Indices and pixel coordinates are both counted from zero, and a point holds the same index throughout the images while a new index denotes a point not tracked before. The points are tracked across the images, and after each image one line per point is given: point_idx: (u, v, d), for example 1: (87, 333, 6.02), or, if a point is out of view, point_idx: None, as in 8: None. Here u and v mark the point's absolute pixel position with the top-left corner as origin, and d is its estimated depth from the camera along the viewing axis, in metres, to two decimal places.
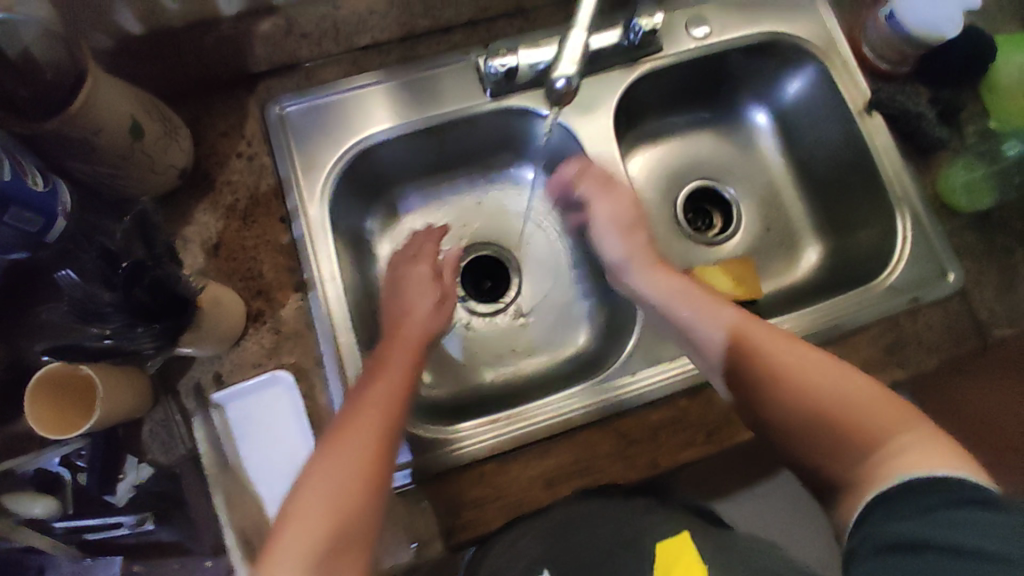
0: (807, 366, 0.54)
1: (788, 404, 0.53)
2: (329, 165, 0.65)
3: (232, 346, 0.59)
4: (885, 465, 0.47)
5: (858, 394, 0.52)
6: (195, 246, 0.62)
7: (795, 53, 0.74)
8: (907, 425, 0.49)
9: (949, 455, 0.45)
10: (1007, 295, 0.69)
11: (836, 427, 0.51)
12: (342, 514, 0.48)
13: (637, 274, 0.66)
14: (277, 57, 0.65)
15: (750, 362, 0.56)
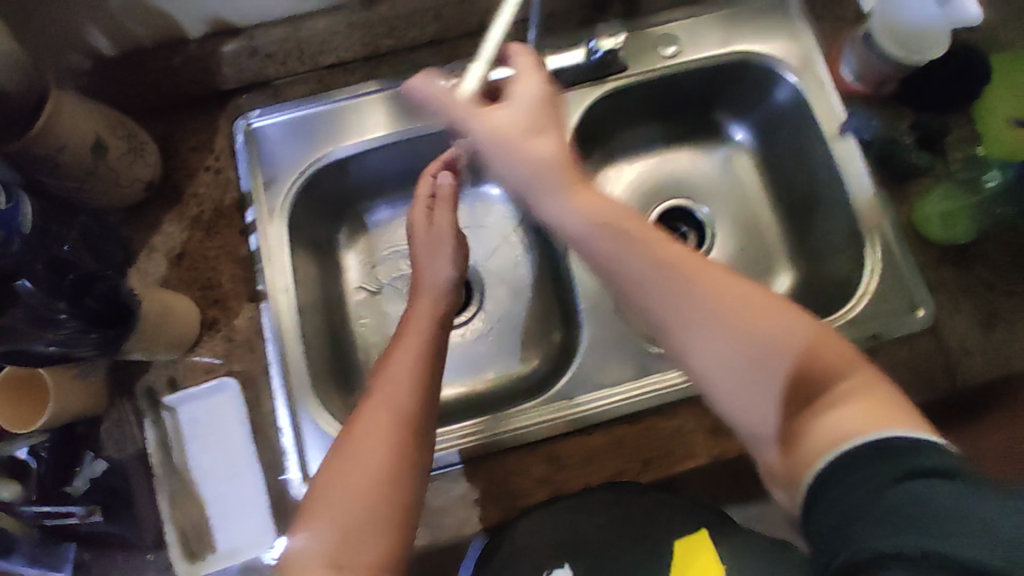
0: (742, 302, 0.47)
1: (725, 346, 0.46)
2: (289, 181, 0.68)
3: (187, 352, 0.63)
4: (833, 426, 0.41)
5: (796, 332, 0.46)
6: (160, 254, 0.65)
7: (766, 72, 0.72)
8: (842, 375, 0.45)
9: (895, 415, 0.40)
10: (982, 333, 0.65)
11: (777, 374, 0.45)
12: (368, 476, 0.50)
13: (547, 195, 0.51)
14: (244, 76, 0.68)
15: (683, 299, 0.47)
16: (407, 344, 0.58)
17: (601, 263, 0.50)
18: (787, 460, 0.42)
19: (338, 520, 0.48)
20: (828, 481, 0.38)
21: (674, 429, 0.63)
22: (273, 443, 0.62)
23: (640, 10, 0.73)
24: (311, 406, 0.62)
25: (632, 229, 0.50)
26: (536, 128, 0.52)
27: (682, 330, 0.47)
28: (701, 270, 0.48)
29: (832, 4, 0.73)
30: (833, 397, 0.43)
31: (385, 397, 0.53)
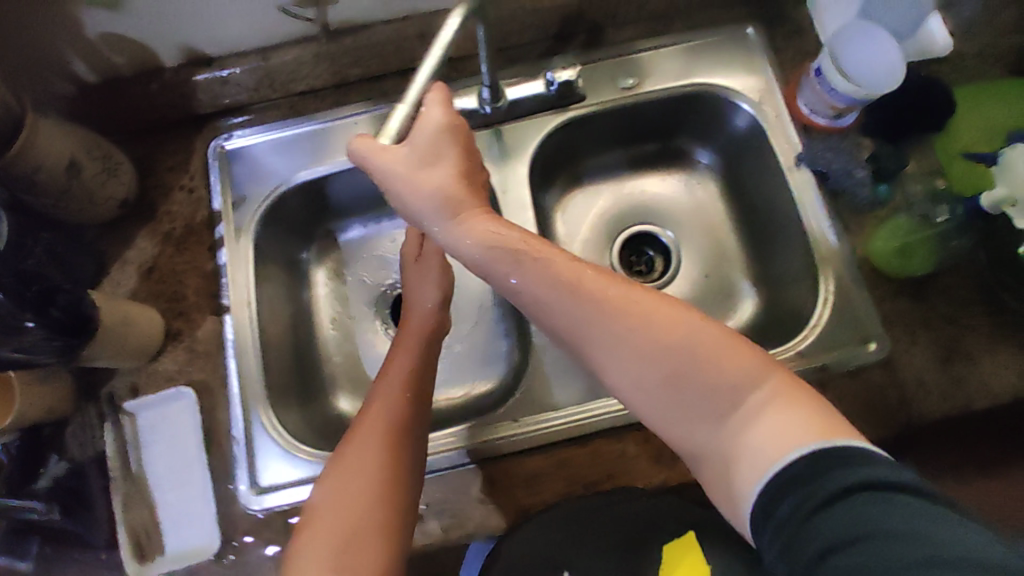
0: (651, 317, 0.47)
1: (640, 367, 0.47)
2: (257, 200, 0.72)
3: (150, 360, 0.67)
4: (754, 444, 0.43)
5: (711, 349, 0.46)
6: (133, 267, 0.70)
7: (722, 103, 0.74)
8: (760, 376, 0.45)
9: (815, 427, 0.42)
10: (941, 369, 0.63)
11: (693, 388, 0.45)
12: (357, 498, 0.53)
13: (454, 230, 0.53)
14: (220, 102, 0.72)
15: (593, 323, 0.48)
16: (399, 362, 0.63)
17: (511, 290, 0.51)
18: (720, 478, 0.44)
19: (339, 523, 0.51)
20: (775, 503, 0.40)
21: (616, 455, 0.63)
22: (225, 451, 0.65)
23: (602, 40, 0.75)
24: (262, 415, 0.66)
25: (530, 254, 0.50)
26: (438, 162, 0.54)
27: (598, 354, 0.48)
28: (607, 288, 0.48)
29: (792, 37, 0.74)
30: (752, 406, 0.44)
31: (379, 408, 0.58)
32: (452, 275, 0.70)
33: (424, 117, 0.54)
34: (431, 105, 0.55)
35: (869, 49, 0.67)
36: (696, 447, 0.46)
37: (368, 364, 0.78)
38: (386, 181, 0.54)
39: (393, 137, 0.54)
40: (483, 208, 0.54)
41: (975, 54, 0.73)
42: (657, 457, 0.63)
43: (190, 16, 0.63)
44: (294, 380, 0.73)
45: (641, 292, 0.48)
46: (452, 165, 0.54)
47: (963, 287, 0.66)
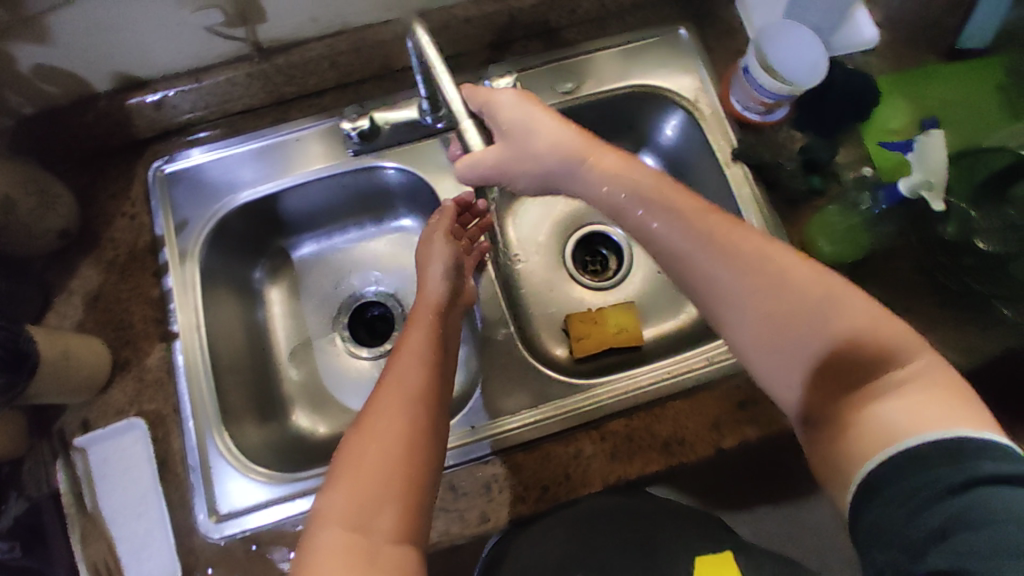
0: (788, 273, 0.47)
1: (767, 317, 0.46)
2: (200, 223, 0.72)
3: (100, 394, 0.66)
4: (883, 421, 0.40)
5: (846, 306, 0.45)
6: (77, 298, 0.68)
7: (658, 103, 0.76)
8: (905, 355, 0.42)
9: (956, 410, 0.39)
10: None
11: (823, 346, 0.44)
12: (379, 460, 0.47)
13: (584, 170, 0.58)
14: (157, 125, 0.72)
15: (710, 262, 0.48)
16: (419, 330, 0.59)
17: (636, 228, 0.54)
18: (834, 445, 0.42)
19: (359, 490, 0.46)
20: (875, 485, 0.39)
21: (573, 455, 0.64)
22: (182, 480, 0.65)
23: (539, 46, 0.76)
24: (217, 433, 0.66)
25: (653, 192, 0.53)
26: (541, 125, 0.60)
27: (720, 299, 0.49)
28: (743, 237, 0.49)
29: (724, 36, 0.76)
30: (889, 381, 0.42)
31: (403, 373, 0.54)
32: (454, 243, 0.68)
33: (500, 106, 0.62)
34: (492, 93, 0.63)
35: (796, 45, 0.69)
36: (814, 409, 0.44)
37: (327, 380, 0.78)
38: (505, 171, 0.62)
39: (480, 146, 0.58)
40: (609, 146, 0.58)
41: (895, 42, 0.75)
42: (611, 453, 0.64)
43: (115, 43, 0.62)
44: (251, 402, 0.72)
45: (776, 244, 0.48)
46: (554, 118, 0.60)
47: (903, 272, 0.66)
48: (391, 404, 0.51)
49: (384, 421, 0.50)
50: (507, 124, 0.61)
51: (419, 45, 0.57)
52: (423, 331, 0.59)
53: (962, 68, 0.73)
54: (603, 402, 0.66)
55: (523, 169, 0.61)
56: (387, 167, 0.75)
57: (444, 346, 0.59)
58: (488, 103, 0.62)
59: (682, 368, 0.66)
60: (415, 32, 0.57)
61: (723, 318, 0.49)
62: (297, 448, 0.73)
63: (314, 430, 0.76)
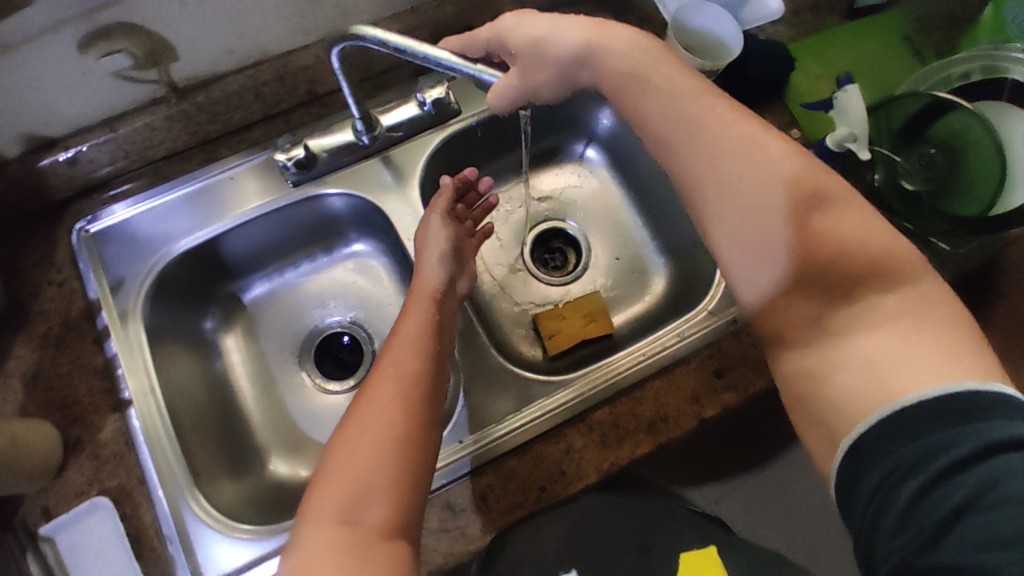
0: (794, 184, 0.47)
1: (776, 226, 0.47)
2: (137, 280, 0.67)
3: (55, 478, 0.61)
4: (891, 372, 0.41)
5: (846, 227, 0.46)
6: (14, 380, 0.63)
7: (590, 96, 0.78)
8: (900, 286, 0.44)
9: (948, 360, 0.40)
10: None
11: (813, 248, 0.46)
12: (367, 452, 0.50)
13: (599, 60, 0.55)
14: (75, 183, 0.67)
15: (704, 152, 0.50)
16: (410, 323, 0.61)
17: (633, 111, 0.55)
18: (832, 371, 0.44)
19: (349, 485, 0.49)
20: (885, 451, 0.40)
21: (565, 450, 0.64)
22: (160, 554, 0.60)
23: None
24: (189, 493, 0.62)
25: (657, 82, 0.53)
26: (560, 31, 0.56)
27: (725, 203, 0.49)
28: (745, 133, 0.49)
29: (643, 22, 0.78)
30: (887, 310, 0.44)
31: (394, 369, 0.56)
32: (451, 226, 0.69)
33: (507, 30, 0.57)
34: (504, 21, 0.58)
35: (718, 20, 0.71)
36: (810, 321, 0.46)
37: (300, 420, 0.75)
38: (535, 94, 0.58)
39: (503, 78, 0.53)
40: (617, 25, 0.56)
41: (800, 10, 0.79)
42: (602, 441, 0.64)
43: (16, 103, 0.57)
44: (221, 457, 0.69)
45: (780, 144, 0.49)
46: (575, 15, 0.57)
47: None
48: (380, 400, 0.53)
49: (372, 416, 0.52)
50: (517, 47, 0.57)
51: (371, 41, 0.51)
52: (417, 324, 0.60)
53: (863, 27, 0.78)
54: (587, 391, 0.66)
55: (544, 76, 0.57)
56: (330, 194, 0.73)
57: (438, 339, 0.61)
58: (495, 34, 0.58)
59: (656, 349, 0.68)
60: (364, 32, 0.50)
61: (722, 228, 0.49)
62: (280, 497, 0.70)
63: (295, 475, 0.72)
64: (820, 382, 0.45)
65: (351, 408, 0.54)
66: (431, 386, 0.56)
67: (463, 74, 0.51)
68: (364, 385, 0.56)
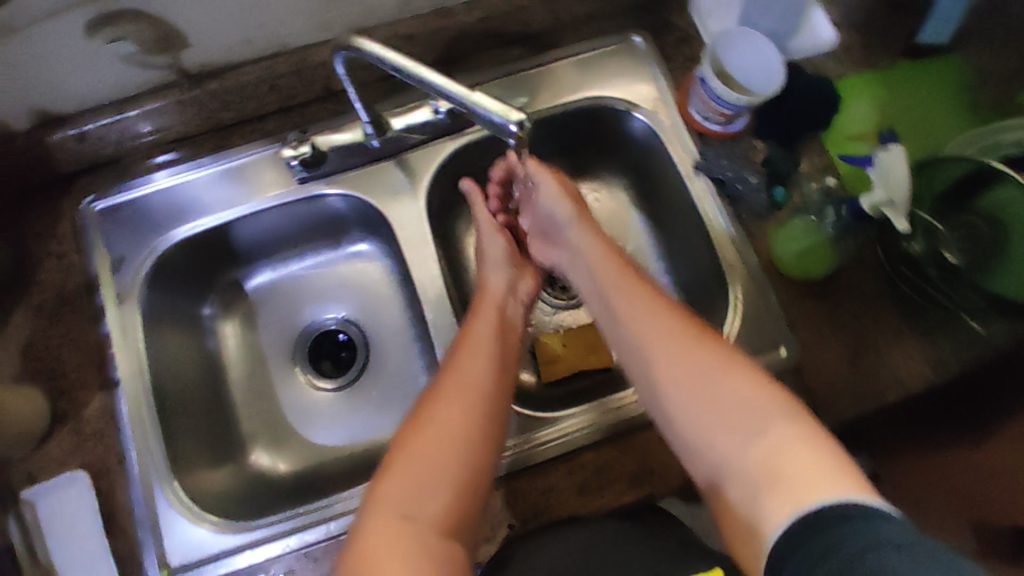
0: (694, 346, 0.53)
1: (675, 373, 0.52)
2: (139, 262, 0.68)
3: (36, 448, 0.62)
4: (786, 489, 0.43)
5: (729, 383, 0.50)
6: (8, 346, 0.65)
7: (615, 117, 0.74)
8: (797, 417, 0.47)
9: (837, 479, 0.42)
10: (853, 368, 0.64)
11: (705, 400, 0.50)
12: (433, 454, 0.53)
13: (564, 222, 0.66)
14: (82, 158, 0.68)
15: (621, 306, 0.58)
16: (481, 327, 0.62)
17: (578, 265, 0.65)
18: (746, 503, 0.46)
19: (417, 476, 0.52)
20: (799, 546, 0.40)
21: (544, 489, 0.62)
22: (129, 535, 0.61)
23: (490, 61, 0.74)
24: (161, 473, 0.63)
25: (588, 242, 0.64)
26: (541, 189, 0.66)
27: (632, 357, 0.56)
28: (645, 298, 0.58)
29: (681, 44, 0.74)
30: (782, 437, 0.46)
31: (464, 372, 0.58)
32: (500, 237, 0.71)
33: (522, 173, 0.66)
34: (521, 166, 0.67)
35: (757, 52, 0.68)
36: (726, 463, 0.48)
37: (289, 415, 0.76)
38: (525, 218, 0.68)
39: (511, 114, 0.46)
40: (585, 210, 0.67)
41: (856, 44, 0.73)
42: (580, 485, 0.62)
43: (27, 77, 0.58)
44: (204, 444, 0.69)
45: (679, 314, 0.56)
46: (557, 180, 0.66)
47: (866, 282, 0.66)
48: (446, 402, 0.56)
49: (445, 418, 0.55)
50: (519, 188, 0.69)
51: (368, 56, 0.48)
52: (486, 327, 0.62)
53: (923, 69, 0.72)
54: (573, 434, 0.64)
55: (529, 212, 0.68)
56: (329, 195, 0.72)
57: (508, 351, 0.62)
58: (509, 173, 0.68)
59: None
60: (361, 45, 0.48)
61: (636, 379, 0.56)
62: (261, 489, 0.70)
63: (274, 468, 0.73)
64: (744, 507, 0.46)
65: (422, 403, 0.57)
66: (496, 394, 0.58)
67: (455, 102, 0.46)
68: (434, 385, 0.58)
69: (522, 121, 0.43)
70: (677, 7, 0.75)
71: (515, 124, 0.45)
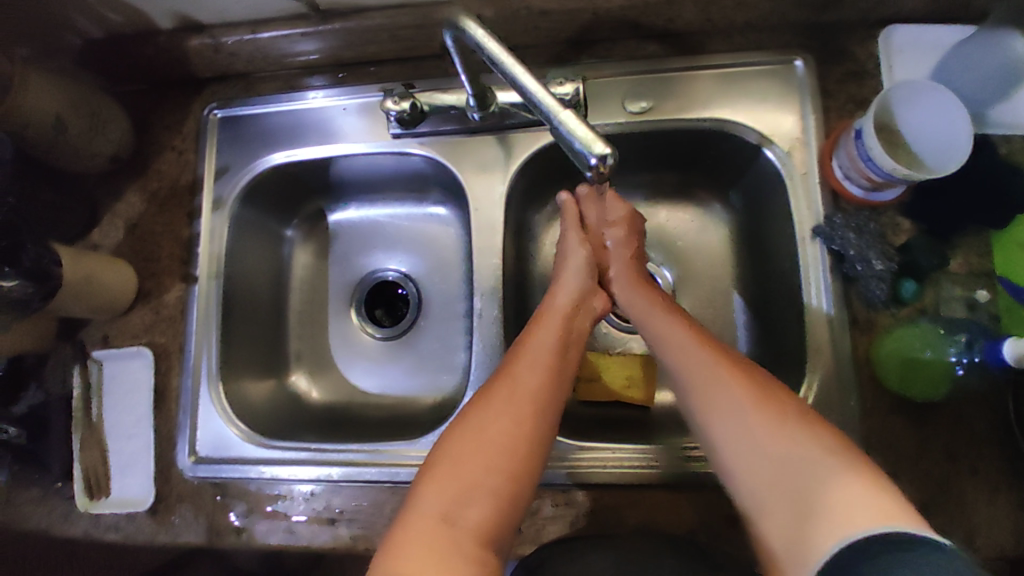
0: (743, 374, 0.49)
1: (717, 399, 0.49)
2: (238, 175, 0.73)
3: (120, 315, 0.72)
4: (832, 514, 0.41)
5: (776, 413, 0.47)
6: (120, 221, 0.74)
7: (739, 146, 0.65)
8: (844, 449, 0.44)
9: (892, 514, 0.39)
10: (927, 513, 0.53)
11: (756, 431, 0.46)
12: (478, 455, 0.50)
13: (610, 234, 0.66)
14: (215, 67, 0.74)
15: (663, 325, 0.57)
16: (541, 334, 0.59)
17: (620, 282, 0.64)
18: (789, 536, 0.43)
19: (458, 476, 0.49)
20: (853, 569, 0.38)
21: (532, 512, 0.62)
22: (170, 414, 0.69)
23: (621, 52, 0.67)
24: (208, 370, 0.69)
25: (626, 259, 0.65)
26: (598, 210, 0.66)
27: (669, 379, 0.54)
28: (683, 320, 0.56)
29: (848, 80, 0.63)
30: (822, 466, 0.43)
31: (518, 374, 0.55)
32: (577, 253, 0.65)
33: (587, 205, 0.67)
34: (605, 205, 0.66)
35: (942, 115, 0.55)
36: (767, 497, 0.45)
37: (334, 347, 0.79)
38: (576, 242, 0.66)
39: (597, 137, 0.43)
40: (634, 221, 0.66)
41: None
42: (587, 516, 0.62)
43: None
44: (255, 356, 0.75)
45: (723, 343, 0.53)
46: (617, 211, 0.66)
47: (980, 421, 0.55)
48: (500, 409, 0.52)
49: (493, 421, 0.51)
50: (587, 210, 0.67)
51: (471, 39, 0.47)
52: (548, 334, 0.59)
53: None
54: (602, 468, 0.61)
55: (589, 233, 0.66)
56: (413, 154, 0.72)
57: (569, 356, 0.58)
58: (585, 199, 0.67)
59: (670, 460, 0.61)
60: (466, 27, 0.47)
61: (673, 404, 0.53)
62: (291, 410, 0.75)
63: (308, 394, 0.77)
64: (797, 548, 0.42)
65: (468, 407, 0.54)
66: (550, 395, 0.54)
67: (543, 115, 0.45)
68: (484, 387, 0.55)
69: (601, 154, 0.42)
70: (857, 36, 0.63)
71: (596, 155, 0.43)
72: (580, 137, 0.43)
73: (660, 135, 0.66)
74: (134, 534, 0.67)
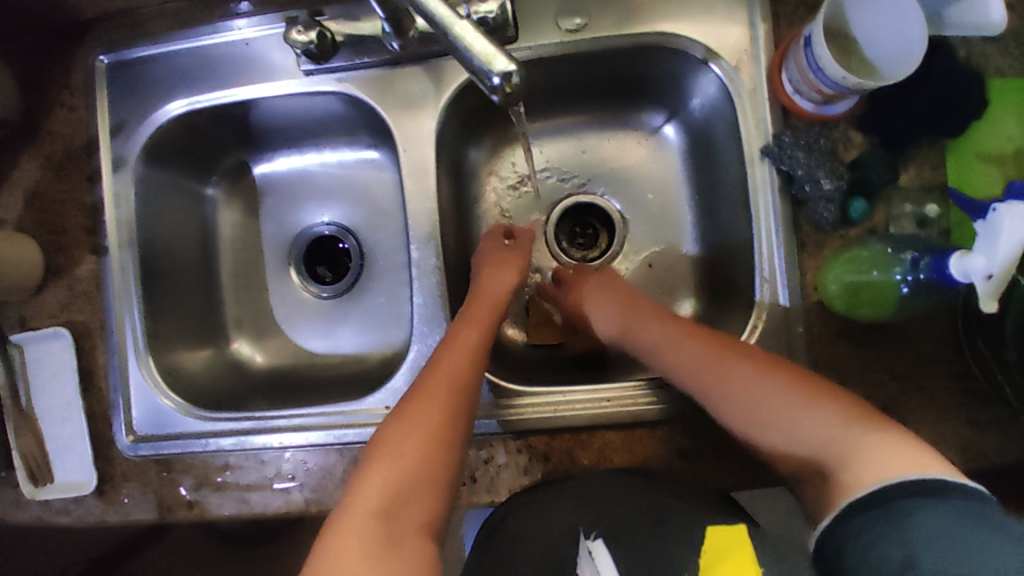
0: (749, 366, 0.51)
1: (732, 390, 0.51)
2: (137, 129, 0.65)
3: (34, 295, 0.66)
4: (858, 465, 0.43)
5: (777, 394, 0.49)
6: (16, 192, 0.67)
7: (683, 61, 0.60)
8: (852, 404, 0.47)
9: (918, 456, 0.42)
10: None
11: (772, 411, 0.49)
12: (413, 454, 0.49)
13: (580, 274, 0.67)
14: (95, 6, 0.65)
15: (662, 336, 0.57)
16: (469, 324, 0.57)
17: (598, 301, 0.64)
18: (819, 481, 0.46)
19: (391, 477, 0.48)
20: (862, 517, 0.41)
21: (486, 460, 0.60)
22: (104, 395, 0.66)
23: None
24: (136, 344, 0.65)
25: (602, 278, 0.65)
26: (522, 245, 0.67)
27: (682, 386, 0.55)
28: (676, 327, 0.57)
29: None
30: (837, 424, 0.46)
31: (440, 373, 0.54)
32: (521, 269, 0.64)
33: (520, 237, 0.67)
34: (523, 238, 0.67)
35: (894, 16, 0.50)
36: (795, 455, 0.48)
37: (276, 309, 0.75)
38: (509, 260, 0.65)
39: (499, 51, 0.39)
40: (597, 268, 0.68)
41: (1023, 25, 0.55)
42: (546, 461, 0.60)
43: None
44: (189, 325, 0.71)
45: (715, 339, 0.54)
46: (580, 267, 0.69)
47: (929, 339, 0.54)
48: (431, 404, 0.51)
49: (420, 418, 0.51)
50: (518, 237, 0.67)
51: None
52: (468, 330, 0.57)
53: None
54: (552, 412, 0.60)
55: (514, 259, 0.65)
56: (329, 93, 0.65)
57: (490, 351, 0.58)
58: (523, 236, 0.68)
59: (624, 398, 0.59)
60: None
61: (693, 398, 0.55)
62: (236, 377, 0.72)
63: (252, 360, 0.74)
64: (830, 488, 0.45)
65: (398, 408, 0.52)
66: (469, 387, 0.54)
67: (436, 29, 0.40)
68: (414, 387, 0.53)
69: (505, 71, 0.39)
70: None
71: (498, 74, 0.39)
72: (479, 53, 0.39)
73: (596, 55, 0.60)
74: (85, 516, 0.65)
